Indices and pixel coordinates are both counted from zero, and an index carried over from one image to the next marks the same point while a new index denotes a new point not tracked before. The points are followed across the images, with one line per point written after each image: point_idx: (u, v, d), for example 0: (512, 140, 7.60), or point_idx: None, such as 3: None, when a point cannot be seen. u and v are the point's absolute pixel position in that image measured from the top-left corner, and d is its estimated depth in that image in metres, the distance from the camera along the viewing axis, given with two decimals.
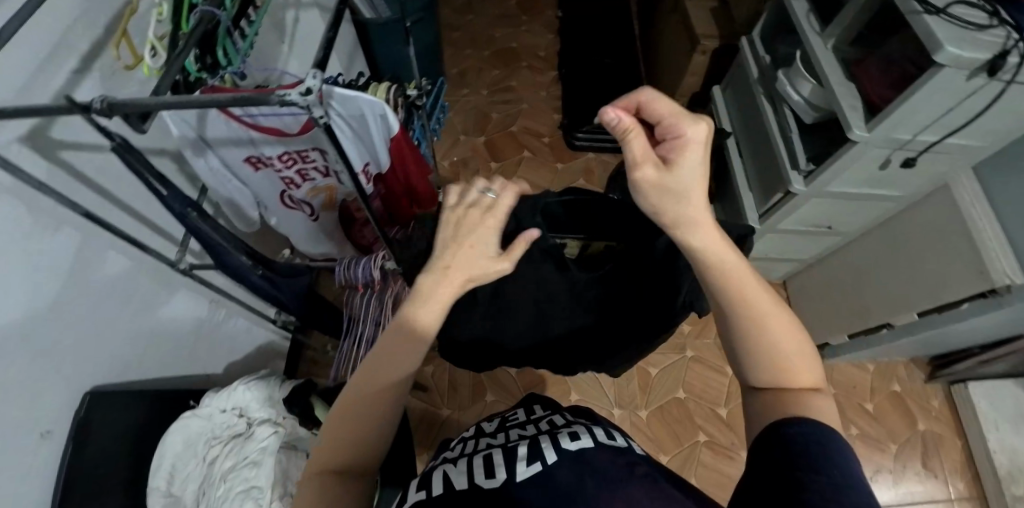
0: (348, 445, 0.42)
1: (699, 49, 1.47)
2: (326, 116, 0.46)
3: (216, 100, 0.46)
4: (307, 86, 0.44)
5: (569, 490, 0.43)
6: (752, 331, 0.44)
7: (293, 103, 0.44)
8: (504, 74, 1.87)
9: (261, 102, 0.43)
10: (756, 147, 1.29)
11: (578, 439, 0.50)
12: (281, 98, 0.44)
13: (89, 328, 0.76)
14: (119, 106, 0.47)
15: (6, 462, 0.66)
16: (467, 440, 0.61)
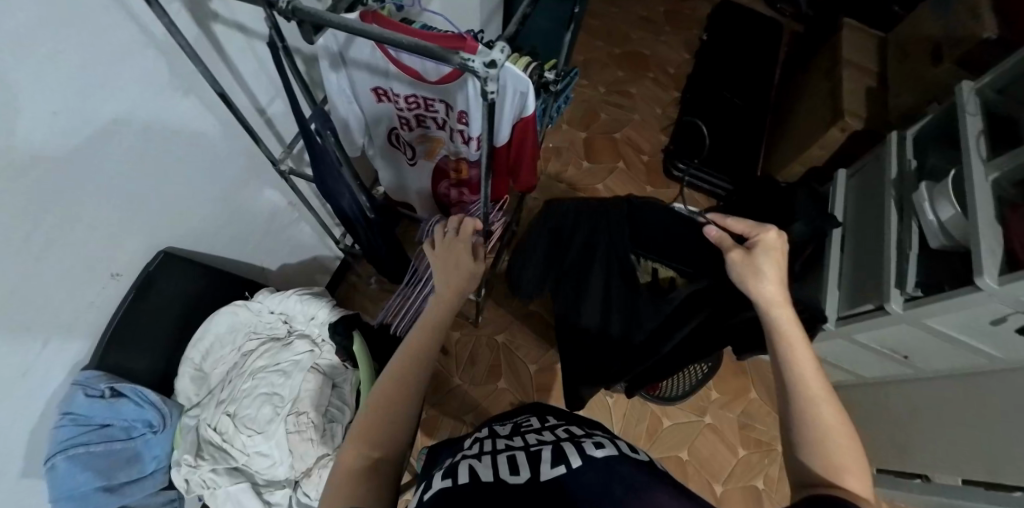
0: (394, 407, 0.46)
1: (838, 125, 1.36)
2: (495, 92, 0.44)
3: (397, 41, 0.44)
4: (493, 59, 0.42)
5: (595, 491, 0.40)
6: (802, 399, 0.45)
7: (473, 71, 0.42)
8: (627, 78, 1.80)
9: (443, 59, 0.42)
10: (862, 249, 1.19)
11: (604, 447, 0.47)
12: (461, 61, 0.42)
13: (180, 192, 0.79)
14: (303, 13, 0.46)
15: (73, 289, 0.69)
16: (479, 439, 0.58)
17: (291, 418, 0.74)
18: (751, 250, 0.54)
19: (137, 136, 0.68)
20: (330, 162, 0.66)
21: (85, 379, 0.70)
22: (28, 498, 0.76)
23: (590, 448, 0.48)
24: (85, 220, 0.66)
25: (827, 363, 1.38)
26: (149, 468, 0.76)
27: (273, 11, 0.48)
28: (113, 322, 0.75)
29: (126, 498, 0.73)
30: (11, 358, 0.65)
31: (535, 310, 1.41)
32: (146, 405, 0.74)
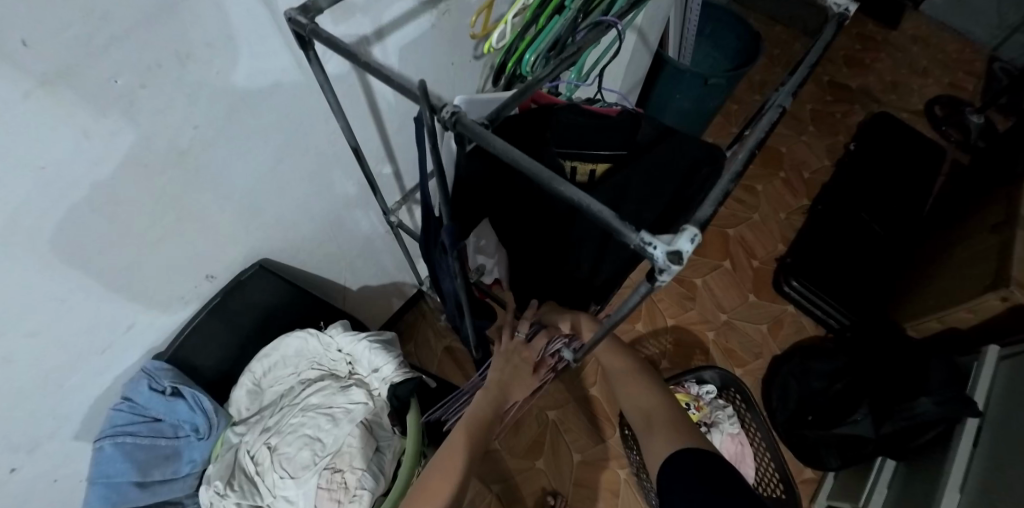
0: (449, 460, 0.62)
1: (998, 294, 1.13)
2: (664, 282, 0.38)
3: (568, 189, 0.39)
4: (678, 247, 0.36)
5: None
6: (626, 381, 0.76)
7: (649, 254, 0.35)
8: (755, 173, 1.69)
9: (618, 236, 0.36)
10: (1001, 452, 0.96)
11: None
12: (639, 241, 0.36)
13: (290, 209, 0.80)
14: (465, 128, 0.43)
15: (173, 286, 0.72)
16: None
17: (325, 471, 0.70)
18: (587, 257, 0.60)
19: (261, 156, 0.69)
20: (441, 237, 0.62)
21: (153, 371, 0.70)
22: (79, 457, 0.79)
23: None
24: (199, 224, 0.68)
25: None
26: (182, 470, 0.75)
27: (433, 115, 0.45)
28: (193, 321, 0.76)
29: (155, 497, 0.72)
30: (99, 333, 0.67)
31: (594, 396, 1.32)
32: (199, 410, 0.74)
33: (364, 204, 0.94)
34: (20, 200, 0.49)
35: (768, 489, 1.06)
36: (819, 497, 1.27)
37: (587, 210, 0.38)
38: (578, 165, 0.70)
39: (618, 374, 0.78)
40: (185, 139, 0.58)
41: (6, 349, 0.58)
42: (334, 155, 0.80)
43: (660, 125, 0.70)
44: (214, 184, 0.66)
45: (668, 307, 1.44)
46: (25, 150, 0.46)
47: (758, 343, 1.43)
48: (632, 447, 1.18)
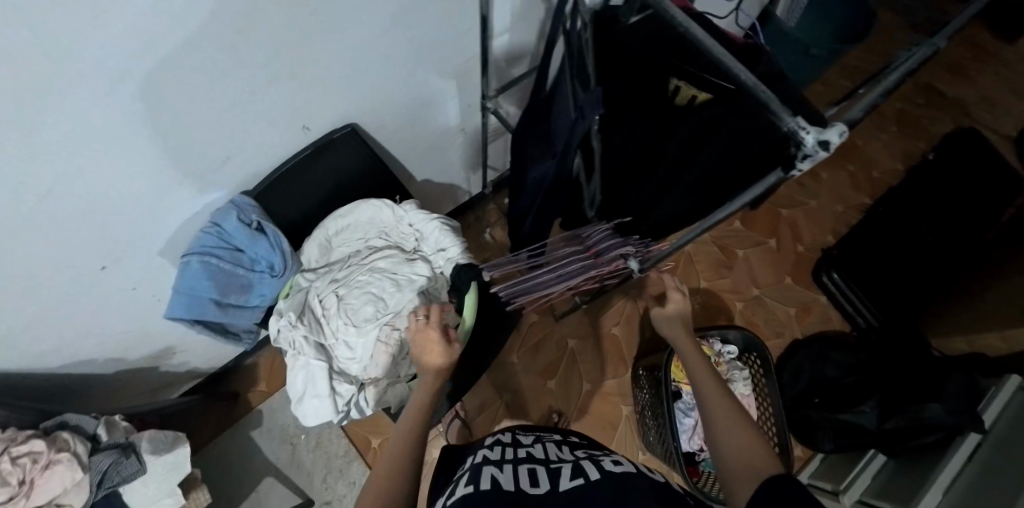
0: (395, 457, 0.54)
1: None
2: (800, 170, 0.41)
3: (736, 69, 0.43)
4: (828, 138, 0.38)
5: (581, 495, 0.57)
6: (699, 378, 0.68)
7: (799, 140, 0.39)
8: (825, 161, 1.65)
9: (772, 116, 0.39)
10: (995, 469, 0.99)
11: (617, 464, 0.64)
12: (793, 127, 0.39)
13: (388, 79, 0.81)
14: None
15: (273, 128, 0.75)
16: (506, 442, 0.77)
17: (384, 327, 0.75)
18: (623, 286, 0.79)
19: (381, 15, 0.69)
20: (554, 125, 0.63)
21: (242, 204, 0.74)
22: (160, 271, 0.86)
23: (607, 464, 0.64)
24: (309, 69, 0.69)
25: None
26: (252, 302, 0.81)
27: None
28: (285, 166, 0.80)
29: (226, 318, 0.79)
30: (204, 154, 0.71)
31: (615, 335, 1.37)
32: (276, 250, 0.78)
33: (452, 94, 0.94)
34: None
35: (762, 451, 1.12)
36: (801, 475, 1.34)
37: (750, 89, 0.41)
38: (682, 88, 0.68)
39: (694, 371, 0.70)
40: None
41: (127, 147, 0.62)
42: (443, 34, 0.79)
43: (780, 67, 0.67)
44: (332, 29, 0.65)
45: (705, 270, 1.47)
46: None
47: (782, 324, 1.46)
48: (642, 388, 1.24)
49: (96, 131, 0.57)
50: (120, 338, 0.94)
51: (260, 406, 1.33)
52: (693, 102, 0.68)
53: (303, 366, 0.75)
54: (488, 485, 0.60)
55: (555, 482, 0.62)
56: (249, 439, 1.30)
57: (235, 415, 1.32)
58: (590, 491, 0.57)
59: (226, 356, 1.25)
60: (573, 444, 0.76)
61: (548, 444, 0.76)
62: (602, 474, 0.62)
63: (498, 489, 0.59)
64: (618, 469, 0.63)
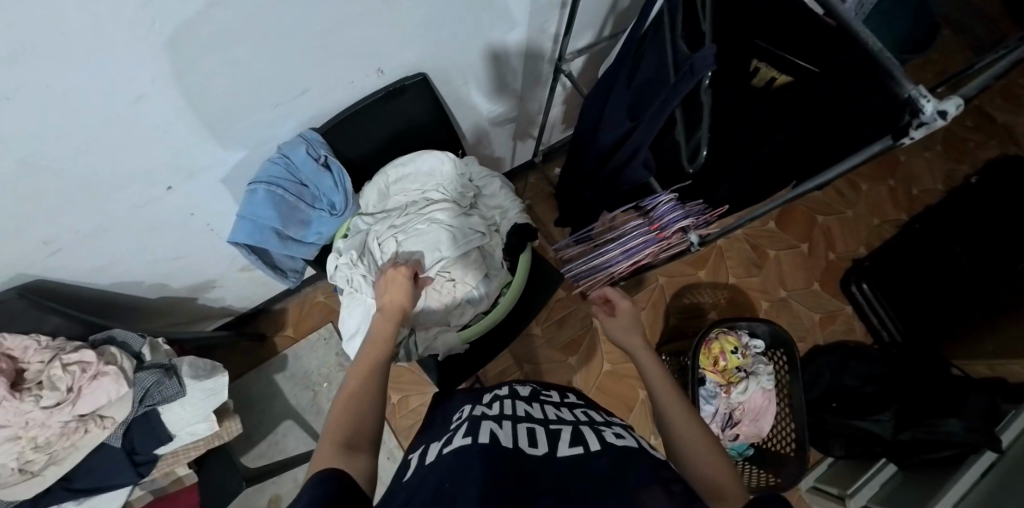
0: (355, 398, 0.51)
1: None
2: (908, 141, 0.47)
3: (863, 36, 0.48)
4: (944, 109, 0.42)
5: (584, 466, 0.49)
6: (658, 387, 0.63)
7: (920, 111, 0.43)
8: (865, 173, 1.65)
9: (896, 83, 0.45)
10: (1006, 487, 0.99)
11: (623, 437, 0.57)
12: (912, 94, 0.45)
13: (465, 34, 0.82)
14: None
15: (352, 68, 0.75)
16: (502, 398, 0.69)
17: (441, 274, 0.79)
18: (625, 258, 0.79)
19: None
20: (645, 90, 0.65)
21: (312, 139, 0.76)
22: (219, 200, 0.87)
23: (610, 436, 0.57)
24: (396, 11, 0.69)
25: None
26: (309, 239, 0.83)
27: None
28: (356, 108, 0.80)
29: (284, 250, 0.80)
30: (284, 86, 0.72)
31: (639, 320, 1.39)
32: (340, 188, 0.80)
33: (518, 57, 0.94)
34: None
35: (777, 444, 1.15)
36: (807, 478, 1.36)
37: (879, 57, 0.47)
38: (764, 69, 0.76)
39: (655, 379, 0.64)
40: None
41: (218, 68, 0.63)
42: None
43: None
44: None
45: (734, 267, 1.47)
46: None
47: (804, 329, 1.47)
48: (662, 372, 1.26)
49: (192, 46, 0.58)
50: (170, 263, 0.96)
51: (283, 350, 1.36)
52: (774, 83, 0.76)
53: (360, 305, 0.78)
54: (489, 440, 0.52)
55: (554, 447, 0.54)
56: (273, 381, 1.32)
57: (261, 357, 1.34)
58: (595, 462, 0.49)
59: (259, 297, 1.27)
60: (571, 407, 0.69)
61: (544, 402, 0.69)
62: (602, 445, 0.54)
63: (498, 444, 0.51)
64: (620, 442, 0.56)
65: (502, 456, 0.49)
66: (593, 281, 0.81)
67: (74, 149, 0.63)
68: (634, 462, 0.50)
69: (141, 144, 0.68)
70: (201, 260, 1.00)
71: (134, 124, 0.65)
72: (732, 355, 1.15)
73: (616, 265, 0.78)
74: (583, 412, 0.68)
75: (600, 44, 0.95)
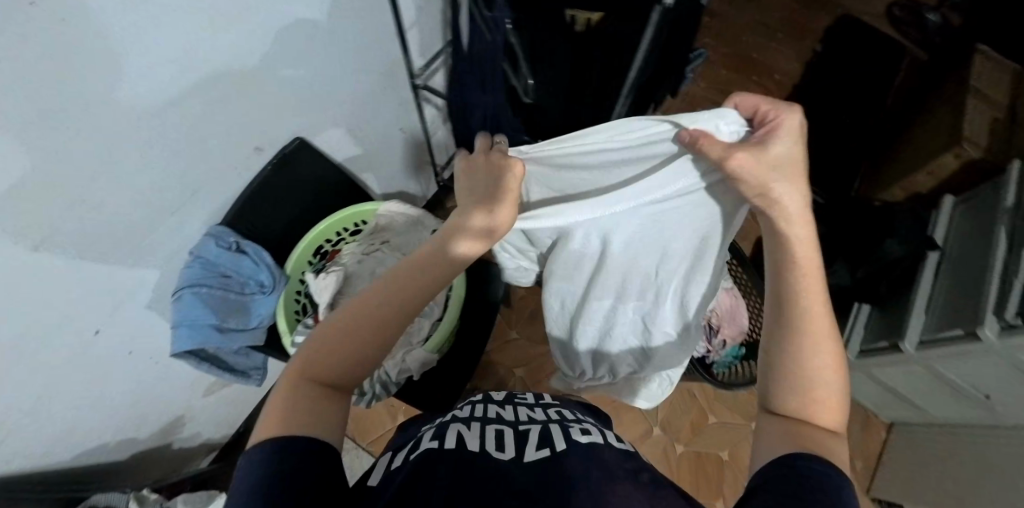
0: (340, 354, 0.44)
1: (953, 152, 1.27)
2: None
3: None
4: None
5: (573, 472, 0.45)
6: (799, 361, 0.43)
7: None
8: (732, 79, 1.79)
9: None
10: (958, 283, 1.11)
11: (590, 434, 0.53)
12: None
13: (323, 89, 0.87)
14: None
15: (230, 153, 0.79)
16: (475, 403, 0.65)
17: None
18: (763, 144, 0.51)
19: (301, 26, 0.75)
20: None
21: (218, 231, 0.78)
22: (151, 330, 0.86)
23: (577, 434, 0.53)
24: (254, 90, 0.75)
25: (893, 398, 1.31)
26: (252, 323, 0.85)
27: None
28: (249, 189, 0.84)
29: (231, 343, 0.81)
30: (171, 196, 0.74)
31: None
32: (262, 264, 0.83)
33: (382, 94, 1.01)
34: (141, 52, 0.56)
35: (760, 331, 1.21)
36: None
37: None
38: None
39: (789, 324, 0.44)
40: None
41: (105, 204, 0.65)
42: (360, 36, 0.87)
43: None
44: (266, 44, 0.71)
45: None
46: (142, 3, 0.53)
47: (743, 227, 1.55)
48: None
49: (82, 190, 0.60)
50: (123, 418, 0.92)
51: None
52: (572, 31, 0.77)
53: None
54: (455, 445, 0.49)
55: (520, 451, 0.50)
56: None
57: None
58: (565, 462, 0.47)
59: (234, 418, 1.23)
60: (545, 408, 0.65)
61: (519, 405, 0.65)
62: (569, 442, 0.51)
63: (464, 448, 0.48)
64: (586, 438, 0.52)
65: (449, 470, 0.43)
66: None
67: (5, 339, 0.62)
68: (603, 466, 0.47)
69: (53, 306, 0.67)
70: (154, 401, 0.97)
71: (52, 291, 0.65)
72: None
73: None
74: (556, 411, 0.64)
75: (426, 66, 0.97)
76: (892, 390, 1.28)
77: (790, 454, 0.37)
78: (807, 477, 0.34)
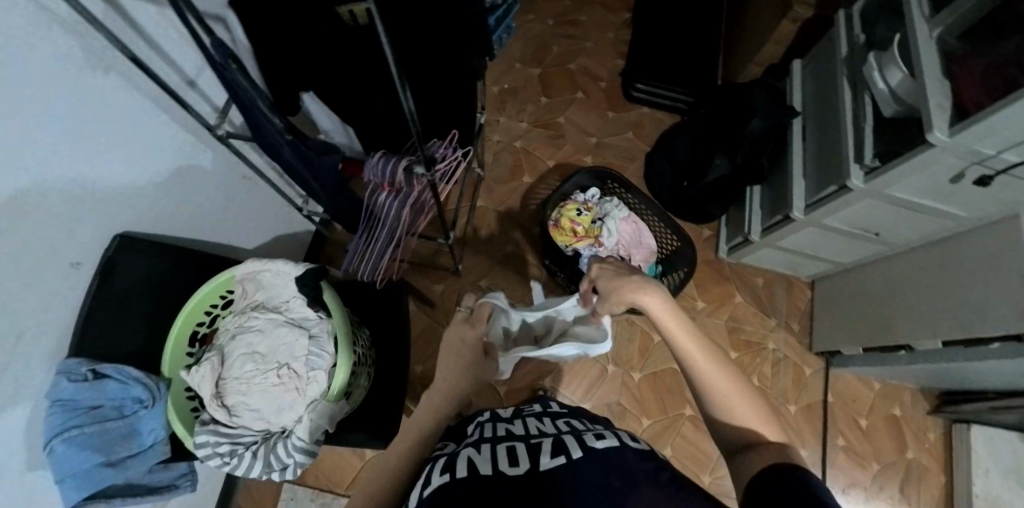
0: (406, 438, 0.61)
1: (788, 17, 1.32)
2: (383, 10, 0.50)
3: None
4: None
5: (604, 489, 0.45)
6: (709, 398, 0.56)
7: None
8: (576, 5, 1.73)
9: None
10: (823, 138, 1.17)
11: (604, 439, 0.54)
12: None
13: (123, 176, 0.78)
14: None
15: (41, 284, 0.70)
16: (483, 423, 0.67)
17: (272, 373, 0.76)
18: None
19: (78, 131, 0.68)
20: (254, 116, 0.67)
21: (67, 365, 0.72)
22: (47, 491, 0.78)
23: (591, 441, 0.53)
24: (48, 213, 0.68)
25: (804, 258, 1.36)
26: (147, 442, 0.79)
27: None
28: (82, 310, 0.77)
29: (130, 471, 0.76)
30: None
31: (512, 251, 1.40)
32: (131, 381, 0.77)
33: (204, 152, 0.91)
34: None
35: (670, 246, 1.25)
36: (720, 245, 1.47)
37: None
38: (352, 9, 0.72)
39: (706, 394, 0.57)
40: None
41: None
42: (150, 114, 0.79)
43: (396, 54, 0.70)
44: (49, 161, 0.65)
45: (545, 152, 1.50)
46: None
47: (630, 149, 1.54)
48: (556, 272, 1.29)
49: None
50: None
51: None
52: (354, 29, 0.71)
53: (215, 459, 0.72)
54: (468, 472, 0.48)
55: (535, 459, 0.51)
56: None
57: None
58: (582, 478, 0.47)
59: None
60: (553, 420, 0.65)
61: (527, 419, 0.66)
62: (585, 448, 0.51)
63: (476, 475, 0.47)
64: (602, 444, 0.53)
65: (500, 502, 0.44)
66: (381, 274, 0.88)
67: None
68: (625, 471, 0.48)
69: None
70: None
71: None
72: (580, 216, 1.19)
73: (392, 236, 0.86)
74: (567, 421, 0.63)
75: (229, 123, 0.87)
76: (800, 254, 1.34)
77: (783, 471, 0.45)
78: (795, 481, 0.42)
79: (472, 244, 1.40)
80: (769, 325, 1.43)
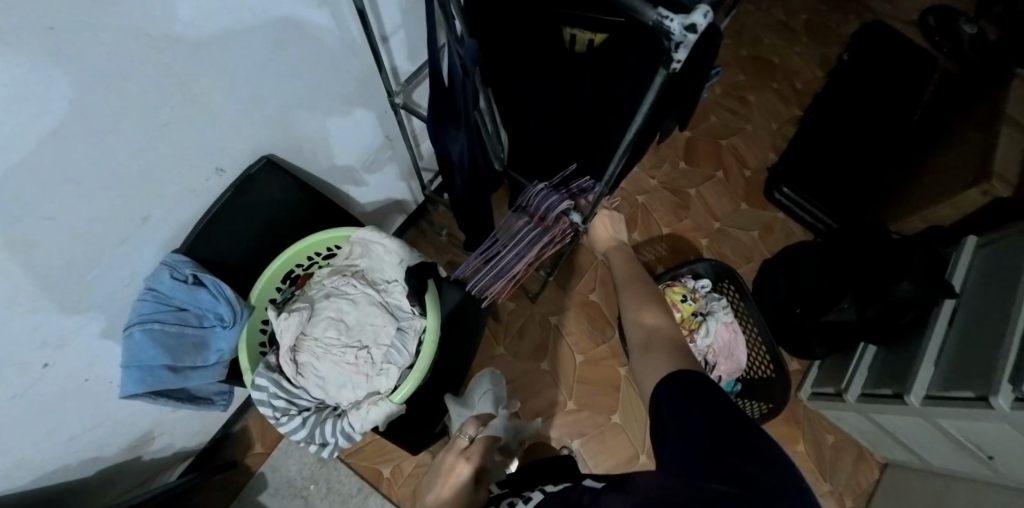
0: None
1: (981, 188, 1.13)
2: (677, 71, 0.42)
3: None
4: (694, 21, 0.37)
5: None
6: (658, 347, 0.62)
7: (665, 29, 0.37)
8: (749, 84, 1.67)
9: (638, 10, 0.38)
10: (970, 332, 1.01)
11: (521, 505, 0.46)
12: (656, 18, 0.37)
13: (288, 100, 0.78)
14: None
15: (178, 176, 0.71)
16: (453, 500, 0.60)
17: (351, 349, 0.76)
18: None
19: (261, 36, 0.67)
20: (451, 106, 0.66)
21: (173, 261, 0.72)
22: (106, 359, 0.80)
23: None
24: (207, 107, 0.67)
25: (891, 441, 1.22)
26: (211, 359, 0.79)
27: None
28: (208, 213, 0.78)
29: (187, 382, 0.76)
30: (116, 223, 0.67)
31: (593, 301, 1.37)
32: (221, 298, 0.76)
33: (363, 103, 0.92)
34: (46, 80, 0.49)
35: (759, 369, 1.17)
36: (804, 385, 1.38)
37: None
38: (578, 33, 0.69)
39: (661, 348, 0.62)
40: (190, 7, 0.56)
41: (34, 237, 0.59)
42: (332, 52, 0.79)
43: (606, 73, 0.70)
44: (222, 59, 0.64)
45: (664, 216, 1.45)
46: (32, 12, 0.44)
47: (749, 248, 1.46)
48: (631, 343, 1.24)
49: (11, 223, 0.55)
50: (89, 439, 0.89)
51: (259, 470, 1.29)
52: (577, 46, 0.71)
53: (268, 410, 0.71)
54: None
55: None
56: (259, 503, 1.26)
57: (237, 484, 1.27)
58: None
59: (208, 429, 1.20)
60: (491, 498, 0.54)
61: None
62: None
63: None
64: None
65: None
66: (488, 292, 0.82)
67: None
68: None
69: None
70: (115, 425, 0.92)
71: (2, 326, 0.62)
72: (683, 303, 1.13)
73: (517, 265, 0.80)
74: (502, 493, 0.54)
75: (404, 89, 0.86)
76: (896, 438, 1.19)
77: (670, 378, 0.53)
78: (700, 397, 0.49)
79: (559, 277, 1.38)
80: (822, 487, 1.31)
